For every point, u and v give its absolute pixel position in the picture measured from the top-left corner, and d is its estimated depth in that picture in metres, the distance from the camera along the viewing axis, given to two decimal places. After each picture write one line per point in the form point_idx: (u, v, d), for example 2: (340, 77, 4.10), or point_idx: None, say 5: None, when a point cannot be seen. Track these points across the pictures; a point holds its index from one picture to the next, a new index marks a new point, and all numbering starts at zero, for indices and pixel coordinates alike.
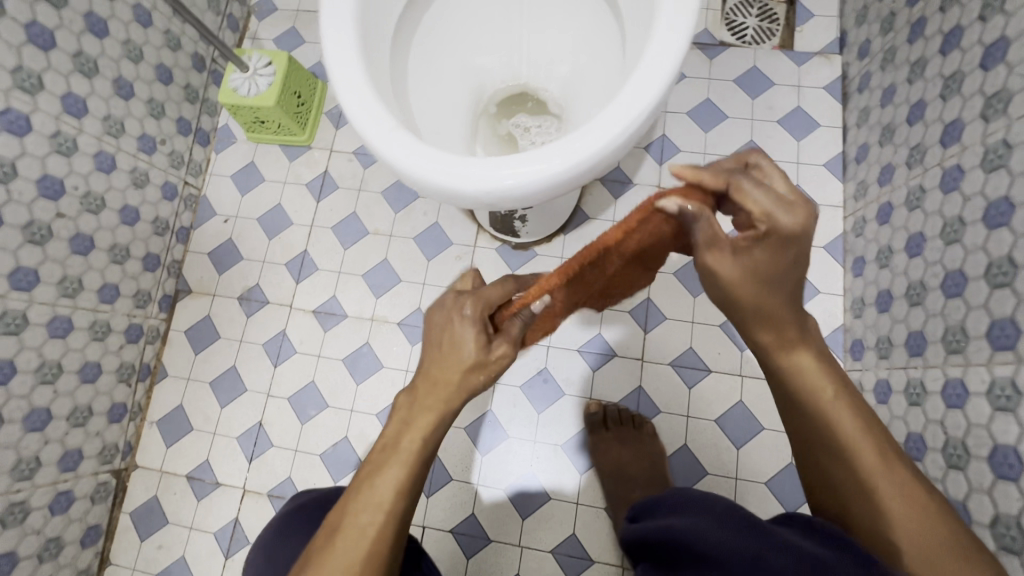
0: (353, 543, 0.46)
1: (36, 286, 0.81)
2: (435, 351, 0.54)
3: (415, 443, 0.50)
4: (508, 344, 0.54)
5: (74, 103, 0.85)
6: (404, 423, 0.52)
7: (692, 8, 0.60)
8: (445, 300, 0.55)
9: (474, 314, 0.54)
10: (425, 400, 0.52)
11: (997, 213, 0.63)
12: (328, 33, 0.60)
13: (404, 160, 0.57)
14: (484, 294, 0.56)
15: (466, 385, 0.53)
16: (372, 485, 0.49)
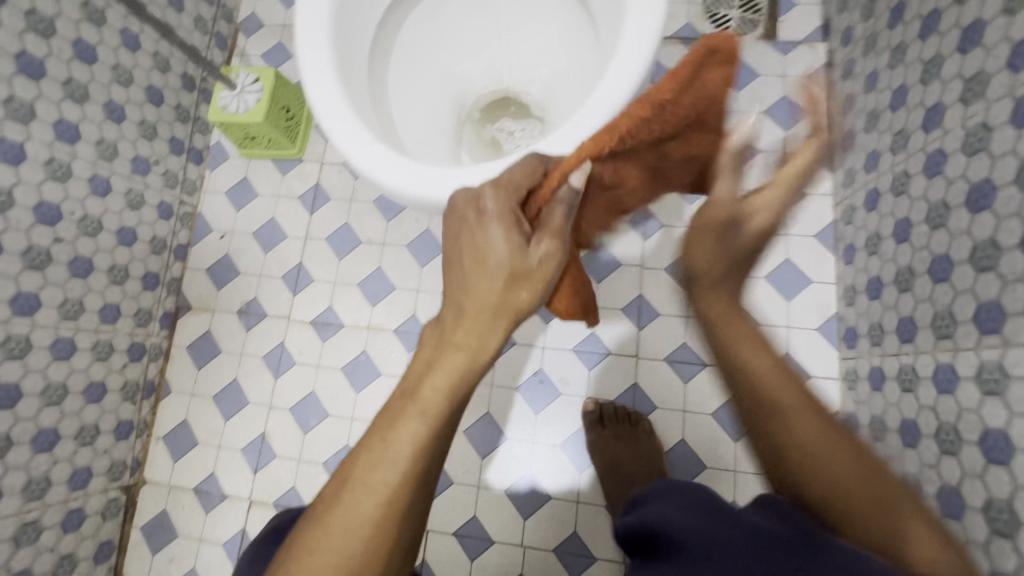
0: (377, 474, 0.43)
1: (38, 311, 0.83)
2: (463, 263, 0.49)
3: (440, 386, 0.45)
4: (550, 239, 0.49)
5: (67, 130, 0.86)
6: (425, 367, 0.47)
7: (659, 9, 0.61)
8: (465, 203, 0.51)
9: (500, 213, 0.49)
10: (454, 338, 0.47)
11: (979, 196, 0.63)
12: (303, 52, 0.61)
13: (382, 173, 0.58)
14: (507, 183, 0.52)
15: (501, 300, 0.47)
16: (389, 436, 0.44)
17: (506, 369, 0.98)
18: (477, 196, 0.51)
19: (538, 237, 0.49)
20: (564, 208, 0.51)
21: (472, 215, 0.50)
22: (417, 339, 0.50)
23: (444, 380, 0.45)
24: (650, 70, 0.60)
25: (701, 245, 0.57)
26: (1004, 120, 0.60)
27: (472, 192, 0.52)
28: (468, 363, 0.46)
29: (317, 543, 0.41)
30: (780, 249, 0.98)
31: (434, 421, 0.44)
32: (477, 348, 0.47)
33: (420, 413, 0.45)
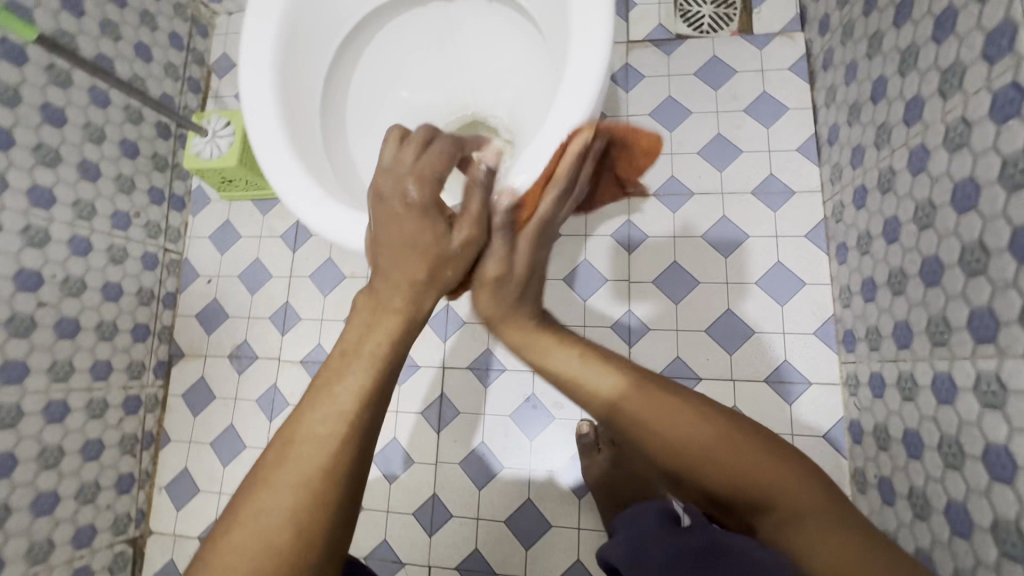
0: (320, 433, 0.42)
1: (27, 377, 0.84)
2: (386, 243, 0.49)
3: (377, 340, 0.46)
4: (471, 226, 0.51)
5: (42, 195, 0.87)
6: (364, 326, 0.47)
7: (605, 32, 0.59)
8: (378, 190, 0.50)
9: (417, 197, 0.49)
10: (389, 301, 0.47)
11: (965, 195, 0.59)
12: (250, 110, 0.60)
13: (330, 227, 0.55)
14: (427, 163, 0.50)
15: (434, 280, 0.49)
16: (333, 393, 0.43)
17: (498, 397, 0.97)
18: (388, 180, 0.50)
19: (460, 223, 0.51)
20: (483, 195, 0.52)
21: (390, 199, 0.49)
22: (350, 307, 0.49)
23: (384, 337, 0.46)
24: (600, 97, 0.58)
25: (555, 347, 0.52)
26: (984, 114, 0.56)
27: (381, 170, 0.51)
28: (406, 321, 0.47)
29: (260, 510, 0.40)
30: (770, 253, 0.95)
31: (379, 374, 0.45)
32: (408, 306, 0.47)
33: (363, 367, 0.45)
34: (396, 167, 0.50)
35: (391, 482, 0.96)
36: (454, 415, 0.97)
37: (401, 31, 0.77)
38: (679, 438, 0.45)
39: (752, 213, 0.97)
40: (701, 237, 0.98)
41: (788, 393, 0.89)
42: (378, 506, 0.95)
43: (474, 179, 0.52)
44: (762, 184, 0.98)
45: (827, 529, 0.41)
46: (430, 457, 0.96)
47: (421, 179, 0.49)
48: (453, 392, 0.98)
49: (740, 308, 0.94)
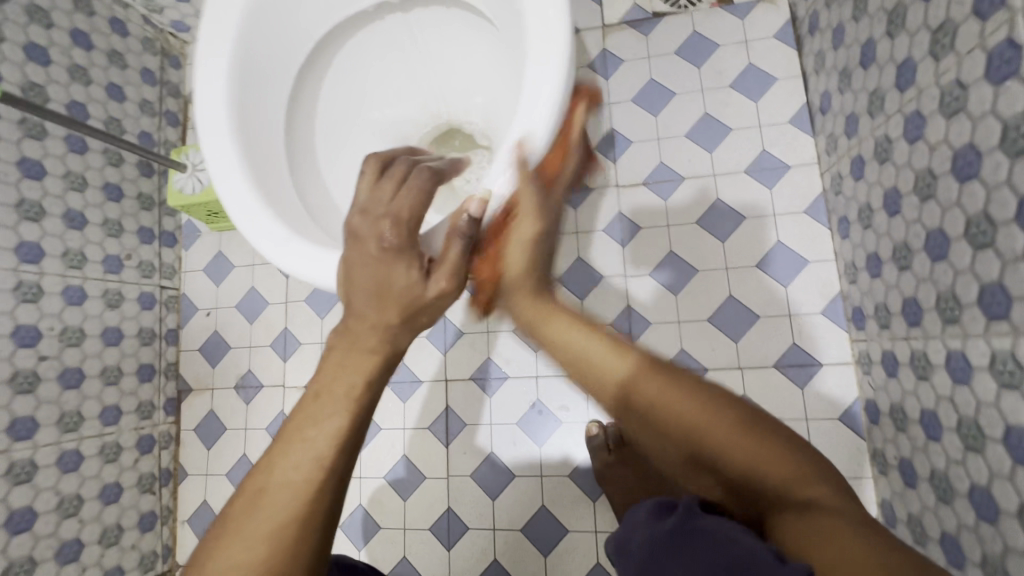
0: (289, 476, 0.42)
1: (37, 431, 0.85)
2: (362, 285, 0.48)
3: (350, 382, 0.45)
4: (448, 278, 0.49)
5: (30, 250, 0.87)
6: (337, 366, 0.46)
7: (562, 38, 0.56)
8: (357, 229, 0.49)
9: (397, 240, 0.48)
10: (364, 341, 0.47)
11: (966, 163, 0.55)
12: (210, 152, 0.59)
13: (299, 267, 0.54)
14: (400, 207, 0.49)
15: (407, 325, 0.48)
16: (307, 437, 0.43)
17: (504, 406, 0.96)
18: (367, 220, 0.49)
19: (437, 272, 0.49)
20: (462, 246, 0.52)
21: (367, 241, 0.49)
22: (323, 348, 0.48)
23: (356, 378, 0.45)
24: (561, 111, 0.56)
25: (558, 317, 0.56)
26: (979, 75, 0.52)
27: (358, 210, 0.50)
28: (382, 360, 0.47)
29: (229, 563, 0.39)
30: (770, 233, 0.92)
31: (354, 415, 0.44)
32: (383, 347, 0.47)
33: (336, 409, 0.44)
34: (375, 209, 0.50)
35: (405, 499, 0.96)
36: (462, 427, 0.96)
37: (363, 48, 0.74)
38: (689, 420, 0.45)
39: (747, 193, 0.94)
40: (695, 223, 0.94)
41: (798, 376, 0.87)
42: (394, 524, 0.96)
43: (457, 232, 0.53)
44: (755, 162, 0.94)
45: (856, 531, 0.37)
46: (442, 471, 0.96)
47: (400, 221, 0.49)
48: (458, 404, 0.97)
49: (743, 293, 0.91)
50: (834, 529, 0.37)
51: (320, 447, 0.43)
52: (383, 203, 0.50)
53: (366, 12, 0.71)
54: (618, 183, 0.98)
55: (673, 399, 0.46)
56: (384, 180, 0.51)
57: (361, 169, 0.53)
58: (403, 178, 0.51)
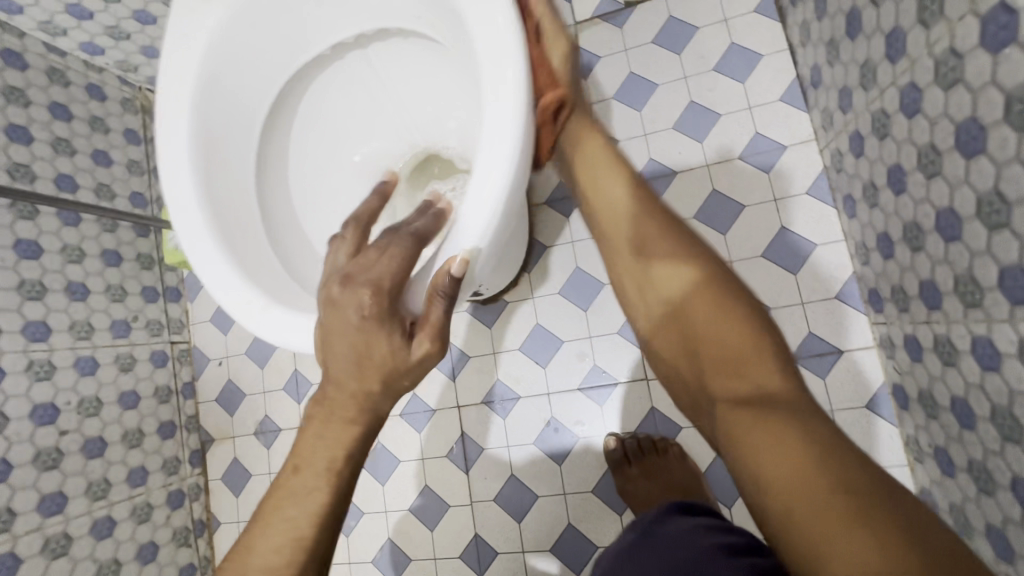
0: (264, 560, 0.43)
1: (67, 504, 0.88)
2: (340, 351, 0.47)
3: (329, 456, 0.46)
4: (431, 340, 0.47)
5: (37, 328, 0.89)
6: (315, 440, 0.47)
7: (514, 58, 0.52)
8: (337, 298, 0.48)
9: (378, 310, 0.47)
10: (341, 412, 0.47)
11: (970, 138, 0.51)
12: (178, 223, 0.58)
13: (278, 335, 0.53)
14: (381, 272, 0.48)
15: (390, 389, 0.47)
16: (286, 516, 0.44)
17: (518, 426, 0.94)
18: (347, 289, 0.48)
19: (419, 334, 0.48)
20: (445, 308, 0.49)
21: (348, 308, 0.47)
22: (301, 417, 0.48)
23: (335, 453, 0.46)
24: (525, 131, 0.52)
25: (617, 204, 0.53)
26: (974, 44, 0.48)
27: (341, 278, 0.48)
28: (362, 431, 0.47)
29: None
30: (772, 219, 0.88)
31: (334, 491, 0.45)
32: (362, 417, 0.47)
33: (316, 484, 0.45)
34: (357, 277, 0.48)
35: (431, 529, 0.96)
36: (479, 452, 0.96)
37: (325, 90, 0.73)
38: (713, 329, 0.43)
39: (744, 180, 0.89)
40: (693, 218, 0.91)
41: (818, 367, 0.83)
42: (425, 555, 0.96)
43: (436, 288, 0.49)
44: (749, 146, 0.90)
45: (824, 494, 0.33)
46: (465, 498, 0.95)
47: (380, 289, 0.47)
48: (473, 429, 0.96)
49: (751, 286, 0.87)
50: (788, 434, 0.36)
51: (300, 527, 0.44)
52: (365, 271, 0.49)
53: (322, 55, 0.69)
54: None
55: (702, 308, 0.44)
56: (364, 251, 0.51)
57: (342, 235, 0.52)
58: (386, 246, 0.50)
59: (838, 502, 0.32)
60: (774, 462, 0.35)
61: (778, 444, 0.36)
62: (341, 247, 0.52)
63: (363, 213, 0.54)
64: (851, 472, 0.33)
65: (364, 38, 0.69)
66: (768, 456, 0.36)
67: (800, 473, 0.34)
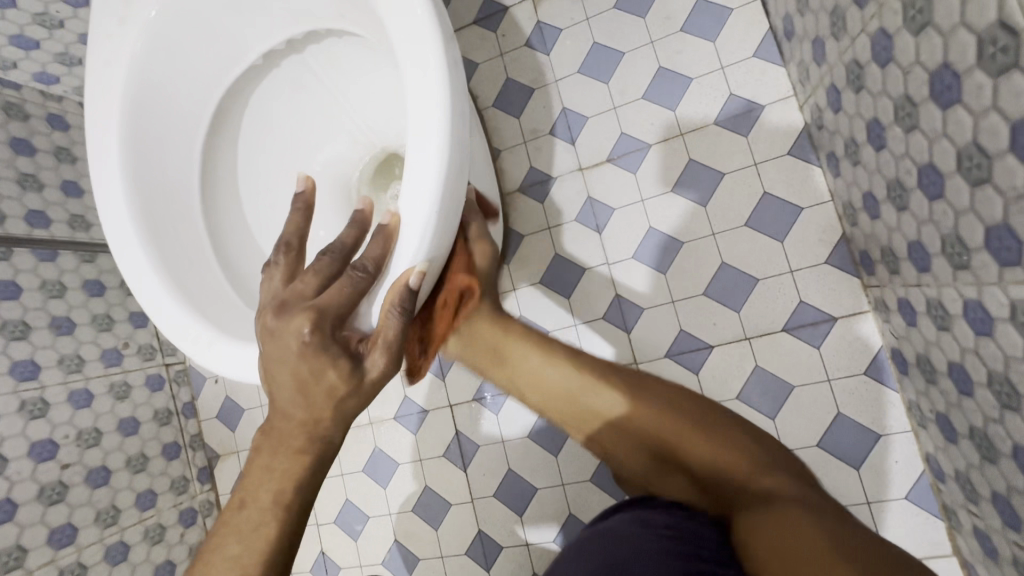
0: None
1: (77, 535, 0.90)
2: (283, 382, 0.45)
3: (277, 487, 0.44)
4: (384, 358, 0.46)
5: (25, 367, 0.90)
6: (262, 472, 0.45)
7: (436, 54, 0.49)
8: (274, 329, 0.45)
9: (319, 337, 0.44)
10: (287, 442, 0.45)
11: (944, 86, 0.46)
12: (119, 258, 0.57)
13: (223, 368, 0.52)
14: (321, 299, 0.46)
15: (339, 413, 0.46)
16: (230, 553, 0.42)
17: (511, 421, 0.93)
18: (283, 318, 0.45)
19: (370, 351, 0.46)
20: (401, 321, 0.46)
21: (287, 337, 0.45)
22: (249, 450, 0.47)
23: (283, 483, 0.45)
24: (456, 132, 0.49)
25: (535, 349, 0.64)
26: None
27: (276, 308, 0.45)
28: (312, 460, 0.46)
29: None
30: (754, 185, 0.83)
31: (283, 524, 0.44)
32: (313, 446, 0.46)
33: (263, 518, 0.43)
34: (294, 305, 0.46)
35: (436, 529, 0.96)
36: (475, 449, 0.95)
37: (266, 101, 0.69)
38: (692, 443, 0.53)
39: (721, 146, 0.85)
40: (670, 191, 0.86)
41: (811, 336, 0.79)
42: (432, 553, 0.96)
43: (391, 301, 0.46)
44: (724, 109, 0.85)
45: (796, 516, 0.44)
46: (465, 496, 0.95)
47: (321, 314, 0.45)
48: (466, 427, 0.95)
49: (736, 257, 0.83)
50: (799, 519, 0.43)
51: (243, 565, 0.41)
52: (302, 298, 0.46)
53: (255, 66, 0.66)
54: (581, 166, 0.91)
55: (659, 430, 0.56)
56: (300, 275, 0.48)
57: (274, 260, 0.50)
58: (327, 270, 0.48)
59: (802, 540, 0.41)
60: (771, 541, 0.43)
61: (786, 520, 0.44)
62: (274, 274, 0.49)
63: (291, 234, 0.51)
64: (843, 533, 0.41)
65: (296, 43, 0.66)
66: (777, 526, 0.43)
67: (792, 540, 0.41)
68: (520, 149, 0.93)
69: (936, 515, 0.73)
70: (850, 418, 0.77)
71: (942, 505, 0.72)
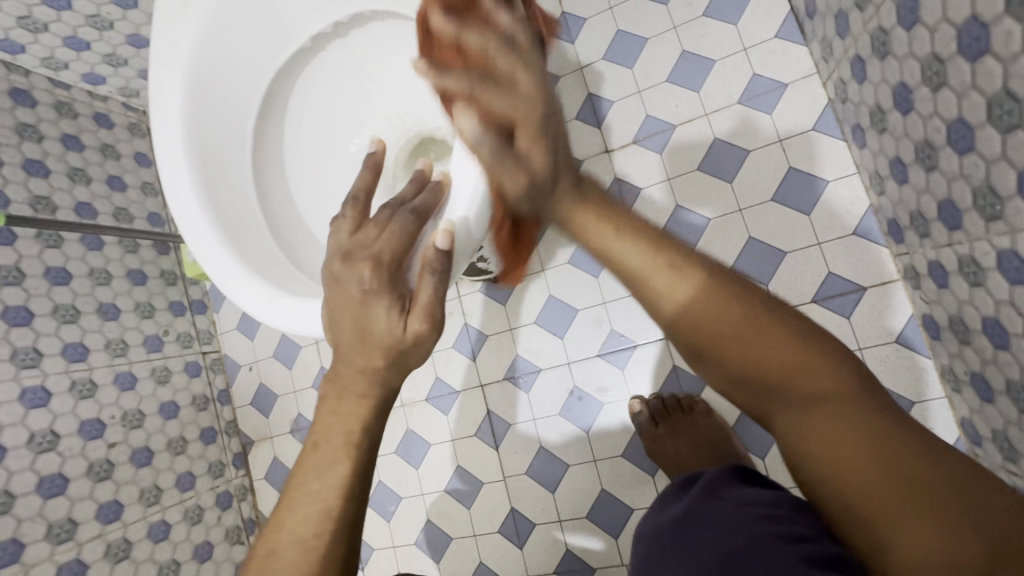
0: (296, 532, 0.42)
1: (123, 511, 0.93)
2: (345, 328, 0.47)
3: (346, 429, 0.46)
4: (423, 319, 0.46)
5: (76, 349, 0.93)
6: (331, 416, 0.47)
7: None
8: (337, 275, 0.47)
9: (377, 284, 0.46)
10: (352, 387, 0.47)
11: (972, 39, 0.48)
12: (182, 223, 0.60)
13: (283, 322, 0.55)
14: (379, 248, 0.47)
15: (398, 364, 0.47)
16: (310, 490, 0.44)
17: (543, 399, 0.95)
18: (347, 265, 0.47)
19: (413, 311, 0.46)
20: (436, 284, 0.47)
21: (348, 284, 0.47)
22: (317, 396, 0.48)
23: (351, 426, 0.46)
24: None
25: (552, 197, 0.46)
26: None
27: (341, 254, 0.48)
28: (376, 404, 0.47)
29: None
30: (779, 160, 0.85)
31: (355, 463, 0.45)
32: (374, 390, 0.47)
33: (337, 457, 0.45)
34: (356, 254, 0.48)
35: (468, 508, 0.97)
36: (507, 428, 0.96)
37: (314, 82, 0.73)
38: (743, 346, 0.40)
39: (746, 124, 0.87)
40: (695, 170, 0.88)
41: (841, 306, 0.80)
42: (465, 533, 0.97)
43: (426, 263, 0.47)
44: (747, 89, 0.87)
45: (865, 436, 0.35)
46: (498, 474, 0.96)
47: (379, 263, 0.47)
48: (498, 406, 0.97)
49: (763, 232, 0.85)
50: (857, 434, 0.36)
51: (323, 500, 0.43)
52: (365, 246, 0.48)
53: (304, 49, 0.70)
54: (607, 149, 0.93)
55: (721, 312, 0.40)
56: (365, 226, 0.50)
57: (342, 213, 0.52)
58: (387, 223, 0.49)
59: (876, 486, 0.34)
60: (841, 458, 0.36)
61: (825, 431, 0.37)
62: (340, 226, 0.51)
63: (359, 189, 0.53)
64: (921, 468, 0.34)
65: (342, 27, 0.69)
66: (839, 460, 0.36)
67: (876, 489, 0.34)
68: None
69: None
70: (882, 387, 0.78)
71: None
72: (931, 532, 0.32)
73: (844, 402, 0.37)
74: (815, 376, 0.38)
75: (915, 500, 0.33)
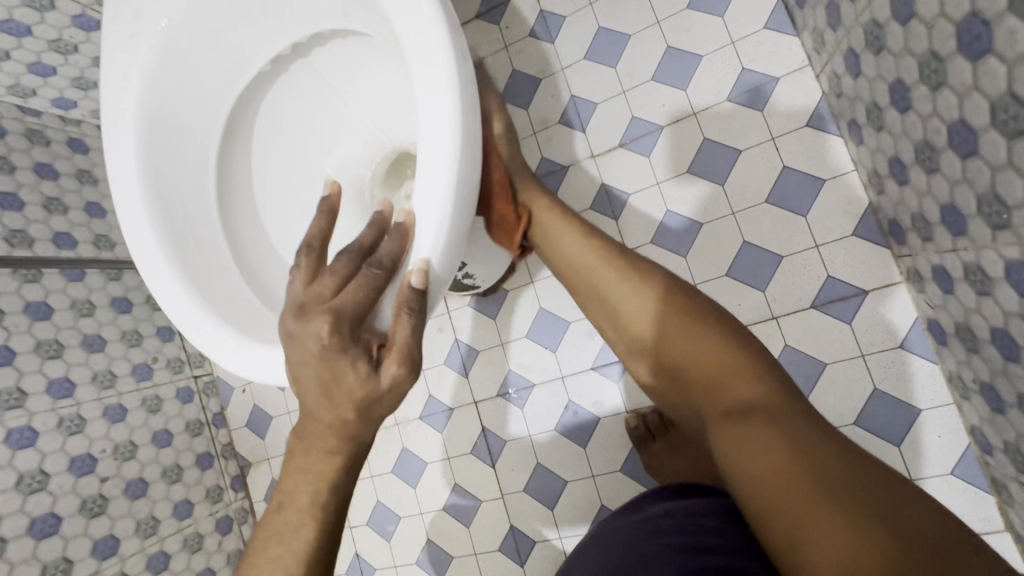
0: None
1: (120, 545, 0.93)
2: (308, 384, 0.45)
3: (313, 489, 0.44)
4: (398, 361, 0.44)
5: (61, 384, 0.92)
6: (297, 473, 0.45)
7: (442, 43, 0.49)
8: (294, 332, 0.45)
9: (338, 338, 0.43)
10: (319, 444, 0.45)
11: (972, 37, 0.44)
12: (144, 268, 0.58)
13: (250, 373, 0.53)
14: (339, 300, 0.45)
15: (365, 417, 0.44)
16: (272, 556, 0.43)
17: (538, 414, 0.92)
18: (303, 321, 0.45)
19: (387, 356, 0.44)
20: (414, 322, 0.45)
21: (308, 341, 0.44)
22: (284, 451, 0.47)
23: (318, 485, 0.44)
24: (467, 127, 0.48)
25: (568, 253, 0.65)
26: None
27: (297, 309, 0.46)
28: (344, 460, 0.45)
29: None
30: (772, 160, 0.81)
31: (320, 525, 0.44)
32: (343, 446, 0.45)
33: (301, 520, 0.44)
34: (312, 308, 0.45)
35: (468, 526, 0.96)
36: (503, 444, 0.94)
37: (277, 104, 0.69)
38: (675, 341, 0.56)
39: (736, 122, 0.83)
40: (686, 173, 0.84)
41: (842, 311, 0.77)
42: (465, 551, 0.96)
43: (401, 302, 0.45)
44: (738, 85, 0.83)
45: (781, 441, 0.46)
46: (496, 491, 0.95)
47: (339, 316, 0.44)
48: (493, 423, 0.95)
49: (757, 236, 0.81)
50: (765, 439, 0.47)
51: (285, 567, 0.42)
52: (320, 301, 0.45)
53: (264, 72, 0.67)
54: (595, 153, 0.89)
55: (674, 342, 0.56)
56: (321, 277, 0.47)
57: (297, 262, 0.50)
58: (348, 273, 0.47)
59: (795, 478, 0.44)
60: (755, 461, 0.46)
61: (756, 442, 0.47)
62: (296, 276, 0.49)
63: (313, 236, 0.51)
64: (825, 463, 0.44)
65: (302, 46, 0.67)
66: (757, 464, 0.46)
67: (785, 476, 0.44)
68: (530, 141, 0.92)
69: (984, 490, 0.70)
70: (885, 394, 0.75)
71: (991, 479, 0.69)
72: (843, 529, 0.40)
73: (768, 414, 0.48)
74: (736, 380, 0.52)
75: (827, 484, 0.43)
